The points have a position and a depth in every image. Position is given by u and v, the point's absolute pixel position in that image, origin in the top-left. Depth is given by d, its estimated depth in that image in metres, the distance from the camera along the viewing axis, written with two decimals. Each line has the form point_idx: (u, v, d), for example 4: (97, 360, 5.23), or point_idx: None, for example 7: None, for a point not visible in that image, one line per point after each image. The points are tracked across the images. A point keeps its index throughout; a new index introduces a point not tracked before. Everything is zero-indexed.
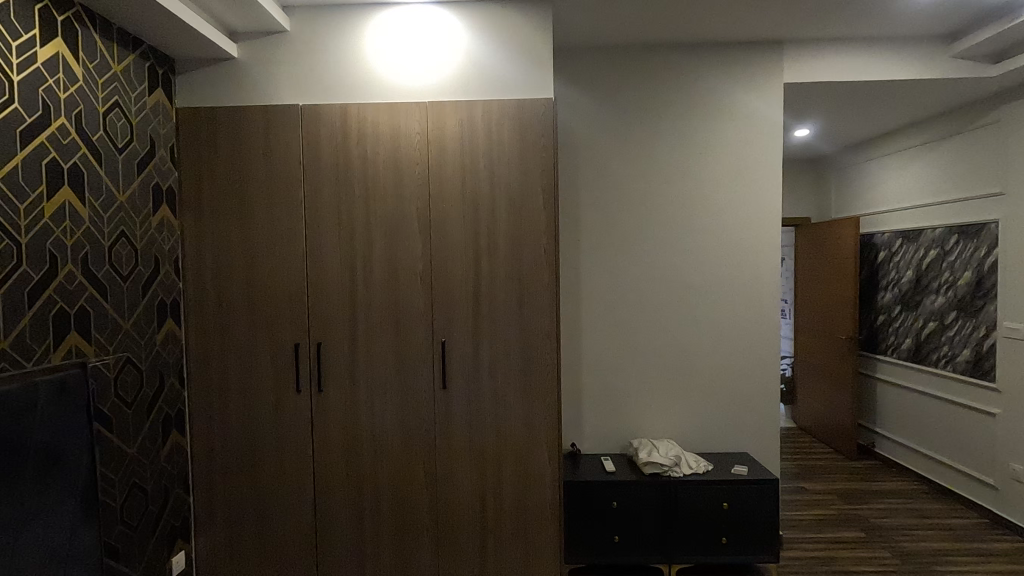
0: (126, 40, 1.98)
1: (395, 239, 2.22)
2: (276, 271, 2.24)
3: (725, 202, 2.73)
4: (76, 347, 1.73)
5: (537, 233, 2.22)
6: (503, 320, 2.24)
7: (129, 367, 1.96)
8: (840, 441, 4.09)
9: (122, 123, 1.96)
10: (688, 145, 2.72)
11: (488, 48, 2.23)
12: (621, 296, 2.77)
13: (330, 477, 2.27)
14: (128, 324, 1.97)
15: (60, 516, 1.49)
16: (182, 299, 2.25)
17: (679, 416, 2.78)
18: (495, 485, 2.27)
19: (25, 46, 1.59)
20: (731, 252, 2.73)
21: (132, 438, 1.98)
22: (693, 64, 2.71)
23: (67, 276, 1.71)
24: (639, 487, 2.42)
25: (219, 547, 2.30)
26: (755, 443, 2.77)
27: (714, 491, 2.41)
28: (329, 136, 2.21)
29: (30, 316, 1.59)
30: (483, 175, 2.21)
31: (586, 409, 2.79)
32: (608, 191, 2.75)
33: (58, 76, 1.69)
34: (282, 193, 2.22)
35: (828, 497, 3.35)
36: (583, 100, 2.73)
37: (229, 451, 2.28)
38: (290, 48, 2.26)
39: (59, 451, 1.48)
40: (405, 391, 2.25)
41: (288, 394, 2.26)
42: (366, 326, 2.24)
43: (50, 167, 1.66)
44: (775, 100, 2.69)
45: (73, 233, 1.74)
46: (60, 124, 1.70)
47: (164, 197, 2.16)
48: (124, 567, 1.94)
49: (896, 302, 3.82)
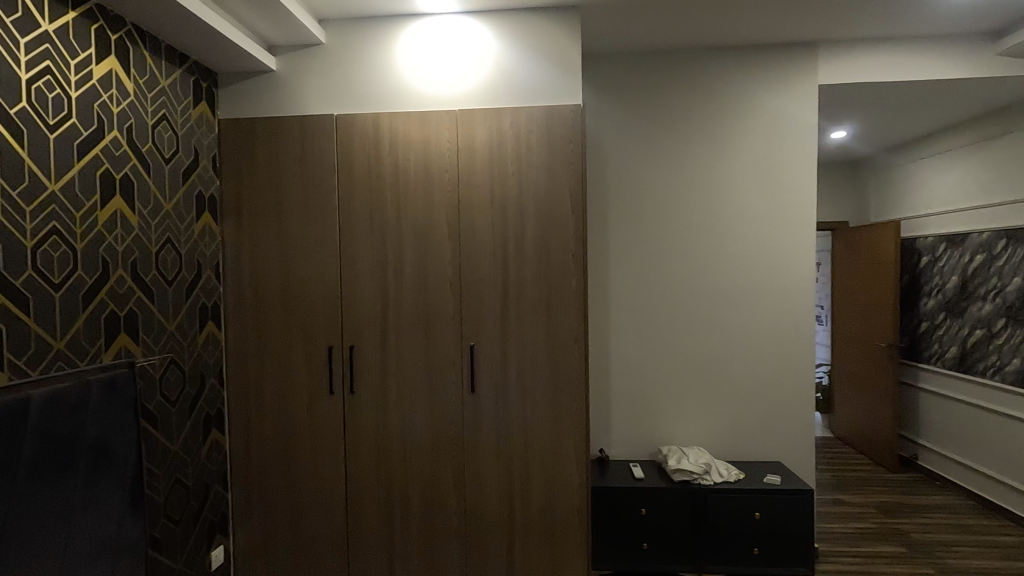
0: (173, 56, 2.08)
1: (426, 244, 2.27)
2: (311, 276, 2.31)
3: (757, 206, 2.68)
4: (124, 348, 1.83)
5: (566, 239, 2.23)
6: (530, 324, 2.26)
7: (173, 367, 2.05)
8: (881, 452, 3.95)
9: (169, 135, 2.06)
10: (719, 148, 2.70)
11: (515, 56, 2.26)
12: (650, 301, 2.75)
13: (361, 477, 2.32)
14: (173, 326, 2.06)
15: (109, 506, 1.57)
16: (222, 302, 2.35)
17: (710, 423, 2.74)
18: (523, 489, 2.28)
19: (82, 64, 1.69)
20: (764, 256, 2.69)
21: (176, 435, 2.06)
22: (725, 67, 2.68)
23: (118, 280, 1.81)
24: (668, 495, 2.39)
25: (255, 544, 2.37)
26: (789, 452, 2.71)
27: (746, 500, 2.36)
28: (362, 145, 2.27)
29: (85, 317, 1.68)
30: (511, 182, 2.23)
31: (614, 415, 2.78)
32: (637, 196, 2.74)
33: (111, 92, 1.79)
34: (318, 200, 2.30)
35: (867, 510, 3.24)
36: (612, 104, 2.73)
37: (265, 450, 2.36)
38: (325, 59, 2.34)
39: (109, 445, 1.57)
40: (434, 393, 2.29)
41: (322, 396, 2.33)
42: (396, 331, 2.29)
43: (103, 178, 1.75)
44: (809, 101, 2.64)
45: (123, 240, 1.84)
46: (112, 136, 1.80)
47: (206, 205, 2.26)
48: (168, 560, 2.02)
49: (940, 309, 3.67)
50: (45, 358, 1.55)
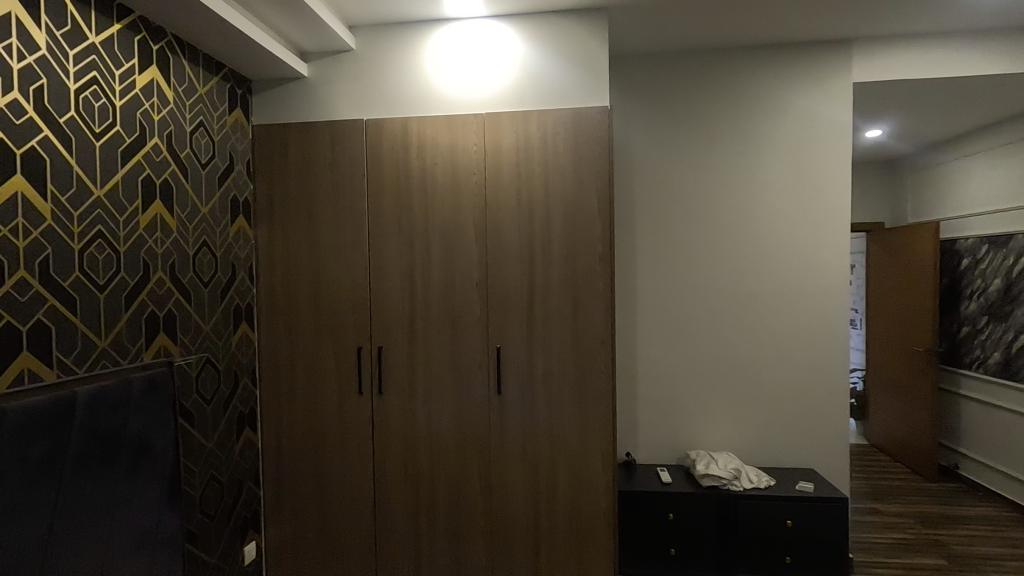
0: (210, 64, 2.15)
1: (453, 247, 2.29)
2: (341, 278, 2.35)
3: (789, 208, 2.63)
4: (164, 347, 1.89)
5: (592, 241, 2.22)
6: (557, 326, 2.26)
7: (209, 367, 2.11)
8: (919, 460, 3.82)
9: (206, 141, 2.12)
10: (749, 149, 2.65)
11: (541, 58, 2.27)
12: (678, 304, 2.72)
13: (388, 477, 2.35)
14: (208, 326, 2.12)
15: (149, 501, 1.63)
16: (254, 304, 2.40)
17: (739, 428, 2.70)
18: (549, 492, 2.27)
19: (126, 74, 1.76)
20: (796, 258, 2.63)
21: (211, 432, 2.12)
22: (755, 66, 2.64)
23: (158, 282, 1.87)
24: (696, 500, 2.36)
25: (286, 541, 2.42)
26: (822, 459, 2.64)
27: (778, 507, 2.31)
28: (391, 149, 2.31)
29: (127, 317, 1.74)
30: (538, 184, 2.24)
31: (641, 418, 2.75)
32: (665, 197, 2.71)
33: (152, 100, 1.86)
34: (348, 204, 2.34)
35: (905, 521, 3.13)
36: (639, 106, 2.72)
37: (296, 449, 2.41)
38: (355, 65, 2.38)
39: (149, 441, 1.63)
40: (461, 395, 2.30)
41: (351, 396, 2.36)
42: (423, 332, 2.32)
43: (144, 183, 1.82)
44: (842, 101, 2.58)
45: (163, 243, 1.90)
46: (153, 143, 1.86)
47: (240, 209, 2.32)
48: (204, 554, 2.07)
49: (982, 313, 3.54)
50: (89, 357, 1.61)
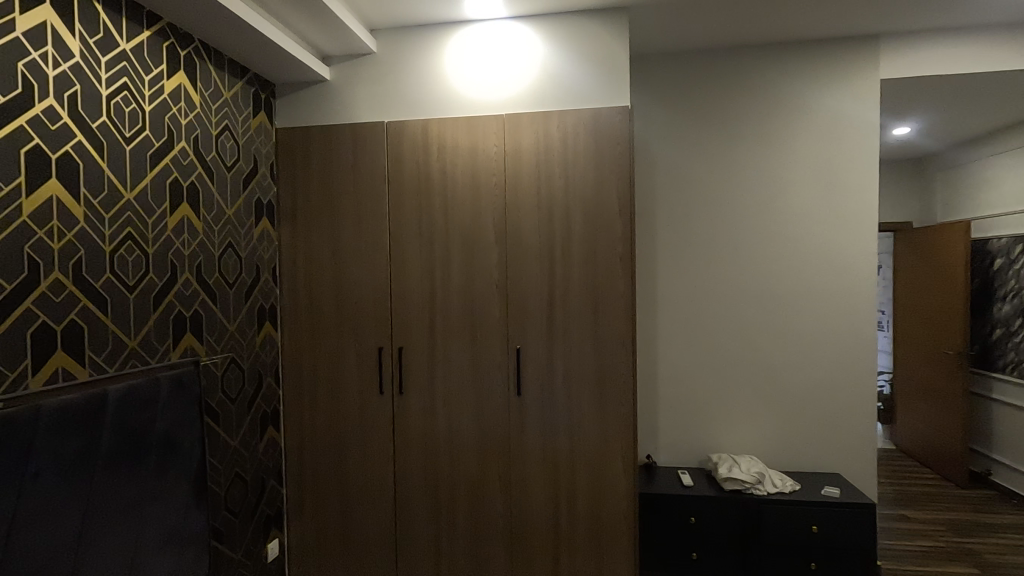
0: (235, 69, 2.19)
1: (473, 248, 2.29)
2: (362, 279, 2.37)
3: (813, 207, 2.59)
4: (190, 347, 1.93)
5: (613, 241, 2.21)
6: (577, 328, 2.25)
7: (233, 366, 2.15)
8: (949, 466, 3.72)
9: (231, 144, 2.16)
10: (772, 148, 2.61)
11: (562, 60, 2.26)
12: (700, 305, 2.69)
13: (408, 477, 2.37)
14: (233, 326, 2.16)
15: (177, 497, 1.66)
16: (278, 304, 2.44)
17: (762, 431, 2.65)
18: (569, 493, 2.26)
19: (154, 79, 1.80)
20: (820, 259, 2.59)
21: (235, 431, 2.15)
22: (779, 64, 2.60)
23: (185, 283, 1.91)
24: (719, 504, 2.33)
25: (308, 539, 2.45)
26: (848, 463, 2.59)
27: (803, 513, 2.27)
28: (411, 151, 2.32)
29: (155, 318, 1.78)
30: (558, 185, 2.23)
31: (661, 421, 2.73)
32: (687, 197, 2.68)
33: (179, 105, 1.90)
34: (369, 205, 2.36)
35: (935, 528, 3.05)
36: (660, 105, 2.70)
37: (318, 448, 2.43)
38: (376, 68, 2.41)
39: (176, 438, 1.66)
40: (481, 396, 2.31)
41: (372, 396, 2.38)
42: (443, 333, 2.33)
43: (172, 187, 1.86)
44: (869, 98, 2.53)
45: (190, 245, 1.94)
46: (181, 147, 1.90)
47: (264, 211, 2.36)
48: (229, 551, 2.10)
49: (1016, 315, 3.43)
50: (120, 357, 1.65)
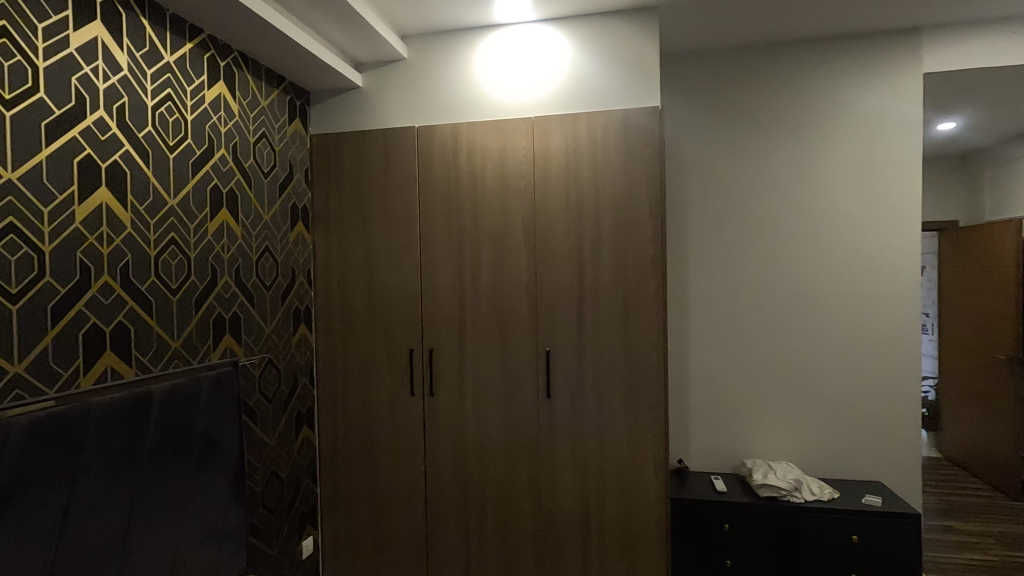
0: (272, 78, 2.25)
1: (502, 250, 2.30)
2: (393, 282, 2.41)
3: (852, 206, 2.51)
4: (229, 348, 1.99)
5: (643, 243, 2.19)
6: (607, 330, 2.23)
7: (270, 367, 2.20)
8: (999, 476, 3.55)
9: (268, 151, 2.22)
10: (808, 146, 2.55)
11: (590, 61, 2.25)
12: (733, 308, 2.64)
13: (438, 477, 2.39)
14: (270, 327, 2.22)
15: (216, 493, 1.72)
16: (312, 306, 2.50)
17: (799, 437, 2.58)
18: (599, 496, 2.25)
19: (196, 89, 1.87)
20: (859, 260, 2.51)
21: (272, 430, 2.21)
22: (814, 59, 2.53)
23: (224, 286, 1.97)
24: (754, 511, 2.28)
25: (341, 537, 2.50)
26: (891, 471, 2.50)
27: (842, 522, 2.19)
28: (441, 155, 2.35)
29: (197, 319, 1.84)
30: (587, 187, 2.23)
31: (693, 425, 2.68)
32: (719, 197, 2.64)
33: (219, 114, 1.97)
34: (400, 208, 2.39)
35: (986, 541, 2.92)
36: (691, 105, 2.66)
37: (351, 448, 2.48)
38: (406, 74, 2.44)
39: (216, 436, 1.71)
40: (510, 398, 2.31)
41: (403, 397, 2.42)
42: (473, 336, 2.34)
43: (212, 193, 1.92)
44: (910, 93, 2.44)
45: (229, 249, 2.00)
46: (221, 154, 1.97)
47: (300, 215, 2.42)
48: (265, 546, 2.16)
49: None
50: (163, 357, 1.71)
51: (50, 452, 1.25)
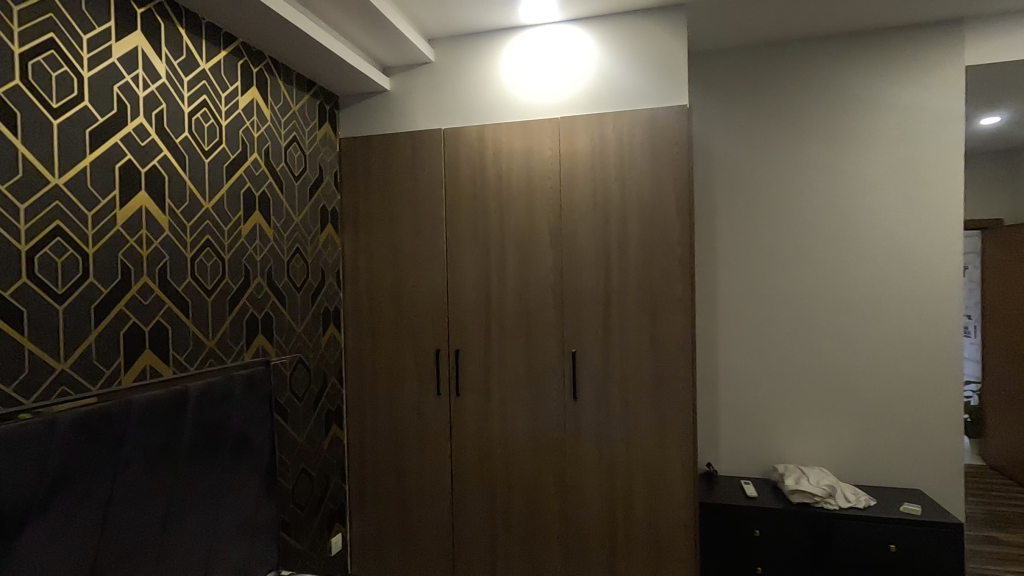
0: (302, 83, 2.30)
1: (528, 251, 2.31)
2: (420, 283, 2.43)
3: (888, 205, 2.44)
4: (261, 347, 2.04)
5: (671, 242, 2.16)
6: (633, 331, 2.21)
7: (300, 366, 2.25)
8: None
9: (299, 154, 2.27)
10: (842, 143, 2.48)
11: (616, 60, 2.24)
12: (764, 309, 2.59)
13: (465, 477, 2.40)
14: (301, 327, 2.26)
15: (249, 489, 1.76)
16: (341, 307, 2.54)
17: (833, 442, 2.51)
18: (626, 498, 2.23)
19: (230, 95, 1.92)
20: (897, 260, 2.43)
21: (302, 428, 2.25)
22: (849, 54, 2.47)
23: (257, 287, 2.02)
24: (785, 518, 2.22)
25: (369, 534, 2.53)
26: (931, 479, 2.41)
27: (878, 530, 2.13)
28: (468, 156, 2.36)
29: (231, 320, 1.89)
30: (614, 187, 2.21)
31: (723, 428, 2.64)
32: (749, 196, 2.59)
33: (252, 119, 2.02)
34: (426, 210, 2.42)
35: None
36: (720, 103, 2.62)
37: (379, 446, 2.51)
38: (433, 76, 2.47)
39: (248, 434, 1.76)
40: (536, 398, 2.31)
41: (430, 397, 2.44)
42: (498, 337, 2.35)
43: (246, 196, 1.97)
44: (951, 87, 2.36)
45: (261, 251, 2.05)
46: (253, 158, 2.02)
47: (329, 217, 2.46)
48: (296, 542, 2.20)
49: None
50: (199, 355, 1.76)
51: (93, 447, 1.30)
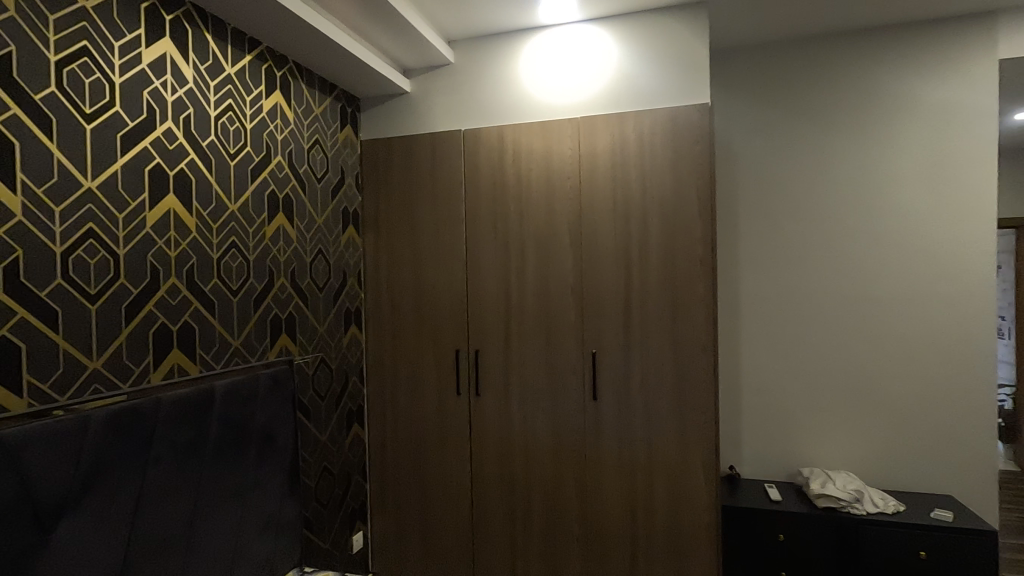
0: (324, 86, 2.33)
1: (547, 251, 2.30)
2: (440, 283, 2.45)
3: (918, 203, 2.38)
4: (285, 347, 2.07)
5: (692, 242, 2.14)
6: (654, 332, 2.19)
7: (323, 366, 2.28)
8: None
9: (321, 156, 2.30)
10: (869, 140, 2.43)
11: (637, 59, 2.22)
12: (788, 309, 2.54)
13: (484, 477, 2.41)
14: (323, 327, 2.29)
15: (273, 487, 1.79)
16: (362, 307, 2.56)
17: (860, 445, 2.46)
18: (646, 500, 2.21)
19: (255, 99, 1.95)
20: (927, 260, 2.37)
21: (325, 426, 2.28)
22: (876, 49, 2.41)
23: (280, 288, 2.05)
24: (811, 522, 2.18)
25: (390, 532, 2.55)
26: (963, 484, 2.34)
27: (908, 537, 2.07)
28: (487, 157, 2.37)
29: (255, 320, 1.93)
30: (634, 186, 2.20)
31: (745, 430, 2.60)
32: (772, 195, 2.55)
33: (276, 122, 2.05)
34: (446, 211, 2.43)
35: None
36: (742, 101, 2.58)
37: (399, 445, 2.53)
38: (453, 78, 2.48)
39: (272, 432, 1.79)
40: (556, 399, 2.31)
41: (450, 397, 2.45)
42: (518, 337, 2.35)
43: (269, 198, 2.00)
44: (984, 82, 2.29)
45: (285, 252, 2.08)
46: (277, 161, 2.05)
47: (351, 219, 2.49)
48: (318, 539, 2.23)
49: None
50: (224, 355, 1.80)
51: (124, 444, 1.33)
